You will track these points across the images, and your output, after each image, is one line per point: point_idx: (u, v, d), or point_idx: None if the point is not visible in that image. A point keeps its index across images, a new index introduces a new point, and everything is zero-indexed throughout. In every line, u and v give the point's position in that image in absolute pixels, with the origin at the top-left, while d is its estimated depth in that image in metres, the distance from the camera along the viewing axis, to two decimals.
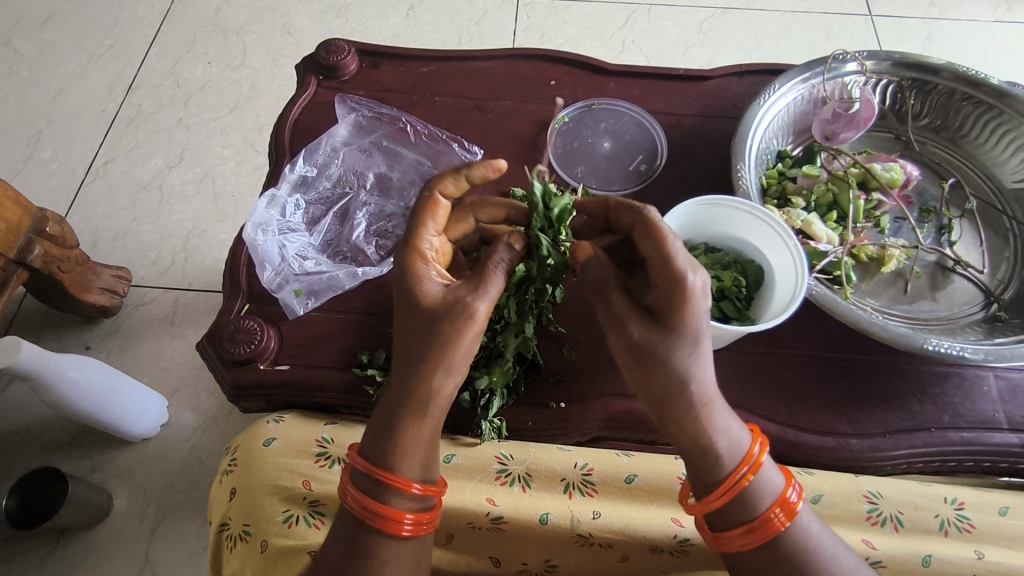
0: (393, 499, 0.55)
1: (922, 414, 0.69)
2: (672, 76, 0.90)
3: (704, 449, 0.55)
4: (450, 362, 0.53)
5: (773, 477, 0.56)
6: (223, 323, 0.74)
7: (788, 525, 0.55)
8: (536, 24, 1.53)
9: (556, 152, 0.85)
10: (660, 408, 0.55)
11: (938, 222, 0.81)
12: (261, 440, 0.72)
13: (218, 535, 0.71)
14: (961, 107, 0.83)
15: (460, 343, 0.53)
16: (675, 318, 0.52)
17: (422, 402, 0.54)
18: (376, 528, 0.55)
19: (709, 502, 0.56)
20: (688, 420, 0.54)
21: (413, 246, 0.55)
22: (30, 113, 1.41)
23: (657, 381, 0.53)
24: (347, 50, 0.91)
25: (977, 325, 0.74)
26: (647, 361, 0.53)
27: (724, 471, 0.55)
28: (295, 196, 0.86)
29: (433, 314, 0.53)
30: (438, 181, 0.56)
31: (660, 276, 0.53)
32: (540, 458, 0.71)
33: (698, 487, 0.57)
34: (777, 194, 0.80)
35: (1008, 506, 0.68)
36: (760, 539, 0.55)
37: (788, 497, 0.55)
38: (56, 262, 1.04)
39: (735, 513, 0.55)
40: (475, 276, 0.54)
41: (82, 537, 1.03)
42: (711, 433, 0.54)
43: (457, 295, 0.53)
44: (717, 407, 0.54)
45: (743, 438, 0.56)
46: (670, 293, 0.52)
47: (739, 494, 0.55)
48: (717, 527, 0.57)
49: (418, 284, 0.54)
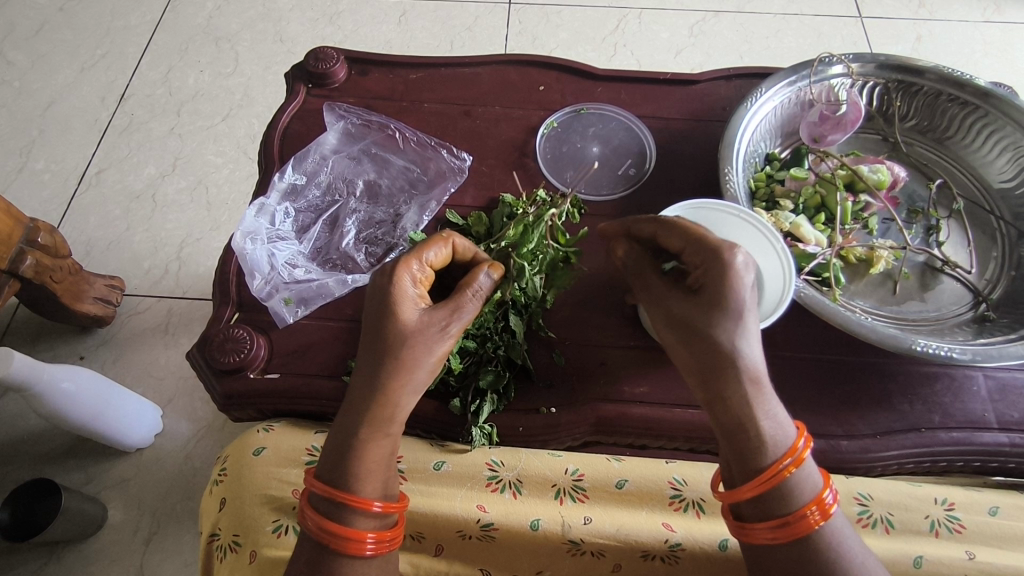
0: (352, 519, 0.54)
1: (912, 415, 0.69)
2: (660, 80, 0.90)
3: (750, 431, 0.53)
4: (414, 379, 0.57)
5: (813, 475, 0.54)
6: (214, 332, 0.74)
7: (822, 526, 0.53)
8: (528, 29, 1.53)
9: (546, 157, 0.86)
10: (707, 386, 0.55)
11: (926, 222, 0.81)
12: (251, 449, 0.72)
13: (208, 545, 0.70)
14: (946, 108, 0.83)
15: (428, 363, 0.57)
16: (720, 293, 0.54)
17: (382, 421, 0.56)
18: (336, 549, 0.54)
19: (749, 487, 0.53)
20: (738, 397, 0.53)
21: (407, 260, 0.58)
22: (22, 123, 1.41)
23: (704, 356, 0.54)
24: (336, 58, 0.91)
25: (966, 325, 0.75)
26: (695, 337, 0.55)
27: (767, 458, 0.53)
28: (284, 204, 0.86)
29: (407, 330, 0.56)
30: (455, 233, 0.63)
31: (701, 259, 0.56)
32: (530, 464, 0.71)
33: (736, 474, 0.55)
34: (766, 197, 0.80)
35: (998, 506, 0.68)
36: (798, 532, 0.53)
37: (825, 499, 0.53)
38: (48, 272, 1.04)
39: (777, 502, 0.53)
40: (451, 302, 0.58)
41: (76, 548, 1.03)
42: (762, 413, 0.53)
43: (435, 316, 0.57)
44: (767, 386, 0.54)
45: (788, 429, 0.54)
46: (713, 269, 0.55)
47: (782, 483, 0.53)
48: (749, 517, 0.55)
49: (398, 301, 0.57)
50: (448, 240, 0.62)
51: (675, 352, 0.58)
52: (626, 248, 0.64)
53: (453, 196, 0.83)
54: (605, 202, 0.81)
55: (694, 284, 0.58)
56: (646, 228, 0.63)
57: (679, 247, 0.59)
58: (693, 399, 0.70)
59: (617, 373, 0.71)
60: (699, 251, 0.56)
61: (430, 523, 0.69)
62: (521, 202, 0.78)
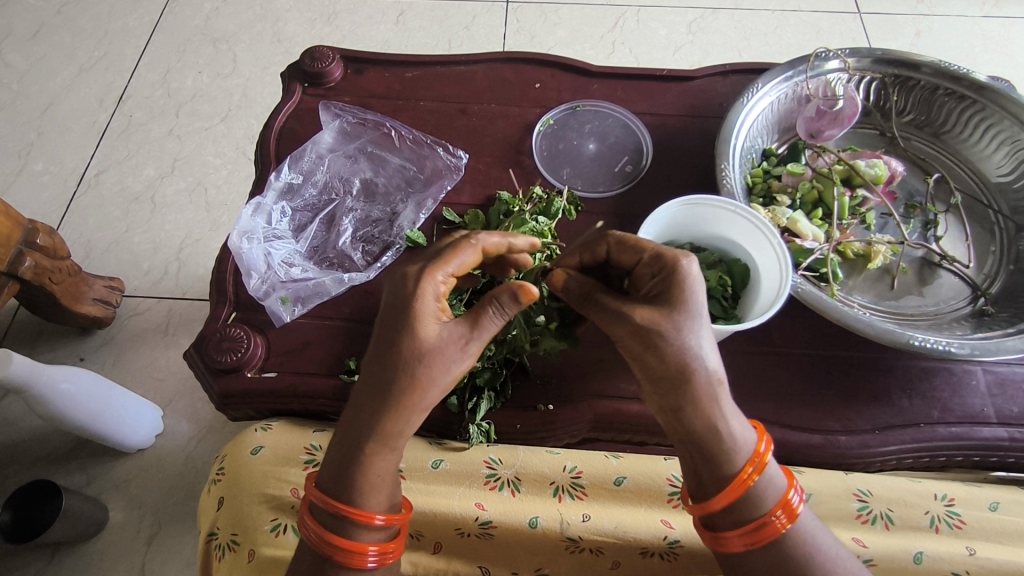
0: (355, 532, 0.54)
1: (911, 410, 0.69)
2: (656, 77, 0.90)
3: (718, 441, 0.53)
4: (426, 399, 0.54)
5: (777, 477, 0.54)
6: (210, 332, 0.74)
7: (789, 529, 0.53)
8: (525, 28, 1.53)
9: (542, 155, 0.85)
10: (669, 400, 0.53)
11: (924, 217, 0.81)
12: (249, 449, 0.72)
13: (207, 544, 0.70)
14: (943, 101, 0.83)
15: (443, 382, 0.54)
16: (675, 296, 0.52)
17: (388, 437, 0.54)
18: (340, 562, 0.54)
19: (721, 496, 0.53)
20: (701, 406, 0.52)
21: (433, 273, 0.55)
22: (20, 126, 1.42)
23: (664, 367, 0.52)
24: (332, 57, 0.91)
25: (965, 320, 0.74)
26: (654, 345, 0.51)
27: (733, 466, 0.53)
28: (280, 203, 0.86)
29: (426, 347, 0.53)
30: (485, 234, 0.60)
31: (659, 267, 0.55)
32: (528, 461, 0.70)
33: (706, 487, 0.54)
34: (762, 193, 0.80)
35: (998, 501, 0.68)
36: (766, 536, 0.53)
37: (790, 500, 0.53)
38: (46, 274, 1.04)
39: (746, 508, 0.53)
40: (474, 317, 0.55)
41: (77, 549, 1.03)
42: (725, 418, 0.52)
43: (457, 334, 0.54)
44: (728, 392, 0.53)
45: (750, 434, 0.54)
46: (667, 277, 0.54)
47: (747, 491, 0.53)
48: (723, 527, 0.54)
49: (420, 318, 0.53)
50: (477, 245, 0.58)
51: (635, 365, 0.54)
52: (568, 272, 0.59)
53: (450, 194, 0.83)
54: (602, 200, 0.81)
55: (648, 293, 0.55)
56: (601, 246, 0.61)
57: (633, 261, 0.59)
58: None
59: (615, 369, 0.71)
60: (656, 260, 0.55)
61: (428, 523, 0.68)
62: (517, 200, 0.78)
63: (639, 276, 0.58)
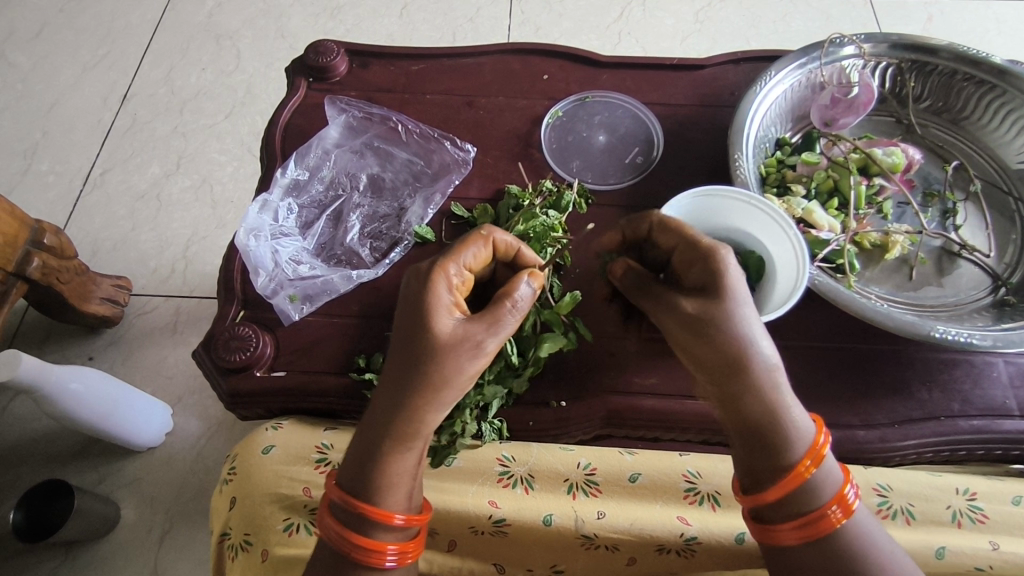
0: (374, 531, 0.54)
1: (931, 403, 0.68)
2: (666, 66, 0.88)
3: (773, 430, 0.52)
4: (440, 396, 0.53)
5: (833, 471, 0.53)
6: (219, 331, 0.73)
7: (845, 523, 0.52)
8: (530, 19, 1.51)
9: (551, 147, 0.84)
10: (724, 387, 0.53)
11: (942, 206, 0.79)
12: (259, 448, 0.71)
13: (220, 545, 0.70)
14: (962, 87, 0.81)
15: (458, 380, 0.53)
16: (718, 284, 0.53)
17: (405, 436, 0.53)
18: (358, 560, 0.54)
19: (769, 491, 0.52)
20: (758, 391, 0.52)
21: (444, 266, 0.54)
22: (25, 126, 1.41)
23: (718, 353, 0.52)
24: (336, 51, 0.89)
25: (986, 310, 0.73)
26: (708, 335, 0.53)
27: (790, 457, 0.52)
28: (287, 200, 0.85)
29: (441, 342, 0.52)
30: (496, 229, 0.60)
31: (698, 257, 0.56)
32: (542, 458, 0.70)
33: (758, 478, 0.53)
34: (777, 183, 0.78)
35: (1021, 495, 0.67)
36: (819, 532, 0.52)
37: (847, 495, 0.52)
38: (54, 273, 1.04)
39: (800, 501, 0.52)
40: (488, 313, 0.54)
41: (90, 549, 1.03)
42: (782, 407, 0.52)
43: (472, 330, 0.53)
44: (783, 380, 0.53)
45: (808, 425, 0.53)
46: (706, 265, 0.54)
47: (804, 484, 0.52)
48: (773, 519, 0.53)
49: (433, 312, 0.53)
50: (487, 238, 0.58)
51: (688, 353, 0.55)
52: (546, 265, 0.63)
53: (458, 188, 0.82)
54: (613, 192, 0.80)
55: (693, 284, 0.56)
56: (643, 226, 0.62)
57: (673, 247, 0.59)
58: None
59: (628, 365, 0.70)
60: (694, 249, 0.56)
61: (441, 520, 0.67)
62: (527, 193, 0.77)
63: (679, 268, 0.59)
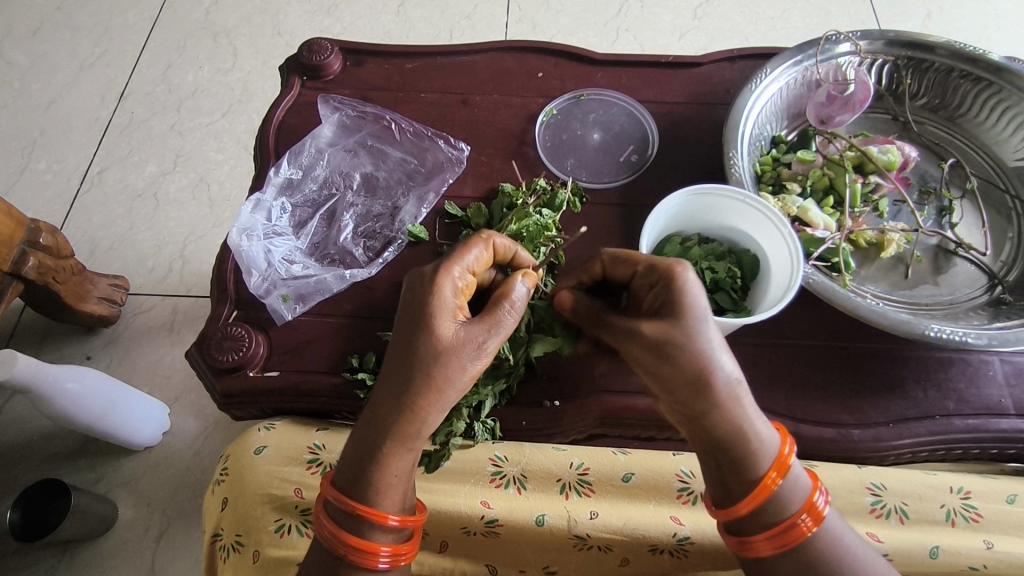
0: (368, 532, 0.54)
1: (926, 402, 0.67)
2: (662, 63, 0.88)
3: (742, 445, 0.51)
4: (440, 397, 0.53)
5: (802, 478, 0.53)
6: (212, 331, 0.73)
7: (814, 532, 0.52)
8: (528, 16, 1.51)
9: (546, 145, 0.84)
10: (688, 406, 0.51)
11: (938, 203, 0.79)
12: (252, 448, 0.71)
13: (212, 545, 0.70)
14: (958, 84, 0.81)
15: (459, 381, 0.53)
16: (676, 305, 0.51)
17: (407, 437, 0.53)
18: (353, 562, 0.54)
19: (741, 505, 0.52)
20: (723, 409, 0.50)
21: (451, 267, 0.54)
22: (22, 125, 1.41)
23: (681, 374, 0.50)
24: (331, 49, 0.89)
25: (982, 308, 0.72)
26: (668, 357, 0.50)
27: (757, 470, 0.52)
28: (280, 199, 0.85)
29: (444, 344, 0.51)
30: (496, 232, 0.59)
31: (655, 278, 0.54)
32: (535, 458, 0.69)
33: (730, 492, 0.53)
34: (772, 181, 0.78)
35: (1016, 494, 0.66)
36: (791, 540, 0.52)
37: (815, 502, 0.52)
38: (50, 273, 1.04)
39: (770, 513, 0.52)
40: (488, 315, 0.53)
41: (86, 548, 1.03)
42: (747, 422, 0.51)
43: (474, 331, 0.52)
44: (748, 394, 0.51)
45: (773, 437, 0.53)
46: (664, 288, 0.52)
47: (772, 496, 0.52)
48: (747, 531, 0.53)
49: (436, 316, 0.52)
50: (488, 242, 0.58)
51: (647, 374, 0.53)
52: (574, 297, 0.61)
53: (452, 186, 0.81)
54: (608, 190, 0.80)
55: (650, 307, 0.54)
56: (597, 264, 0.61)
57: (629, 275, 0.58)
58: None
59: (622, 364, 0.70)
60: (651, 271, 0.54)
61: (433, 520, 0.67)
62: (521, 192, 0.76)
63: (639, 288, 0.57)
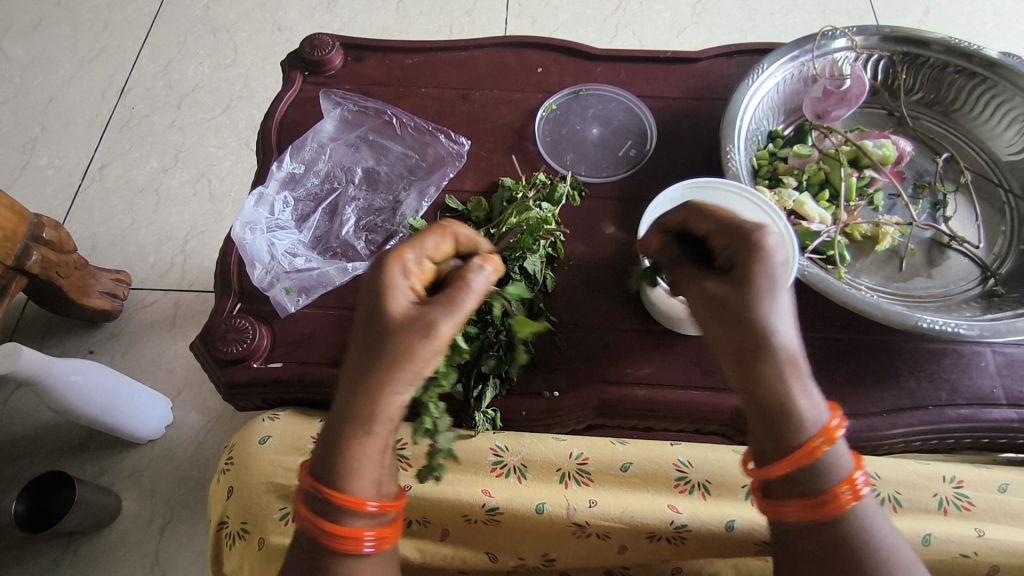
0: (346, 517, 0.52)
1: (920, 392, 0.69)
2: (659, 59, 0.88)
3: (790, 411, 0.50)
4: (398, 376, 0.50)
5: (846, 455, 0.51)
6: (216, 323, 0.74)
7: (854, 507, 0.50)
8: (527, 12, 1.51)
9: (545, 140, 0.85)
10: (739, 365, 0.50)
11: (933, 197, 0.80)
12: (256, 438, 0.72)
13: (217, 534, 0.71)
14: (953, 80, 0.82)
15: (414, 359, 0.50)
16: (750, 265, 0.50)
17: (369, 418, 0.51)
18: (333, 547, 0.52)
19: (775, 468, 0.50)
20: (777, 375, 0.49)
21: (401, 253, 0.54)
22: (23, 120, 1.42)
23: (736, 335, 0.50)
24: (331, 44, 0.90)
25: (974, 300, 0.74)
26: (723, 315, 0.51)
27: (801, 437, 0.50)
28: (283, 193, 0.86)
29: (392, 324, 0.50)
30: (458, 223, 0.58)
31: (728, 238, 0.53)
32: (535, 448, 0.71)
33: (767, 457, 0.52)
34: (768, 175, 0.79)
35: (1007, 483, 0.68)
36: (828, 514, 0.50)
37: (856, 479, 0.50)
38: (54, 267, 1.04)
39: (809, 482, 0.50)
40: (442, 295, 0.51)
41: (91, 539, 1.04)
42: (799, 390, 0.50)
43: (423, 310, 0.50)
44: (804, 364, 0.50)
45: (823, 408, 0.51)
46: (742, 246, 0.51)
47: (813, 464, 0.50)
48: (778, 498, 0.52)
49: (385, 298, 0.51)
50: (449, 232, 0.57)
51: (704, 332, 0.53)
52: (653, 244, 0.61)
53: (452, 181, 0.82)
54: (606, 185, 0.81)
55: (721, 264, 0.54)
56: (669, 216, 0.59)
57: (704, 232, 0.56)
58: (697, 381, 0.70)
59: (621, 356, 0.72)
60: (727, 228, 0.53)
61: (435, 509, 0.68)
62: (521, 186, 0.77)
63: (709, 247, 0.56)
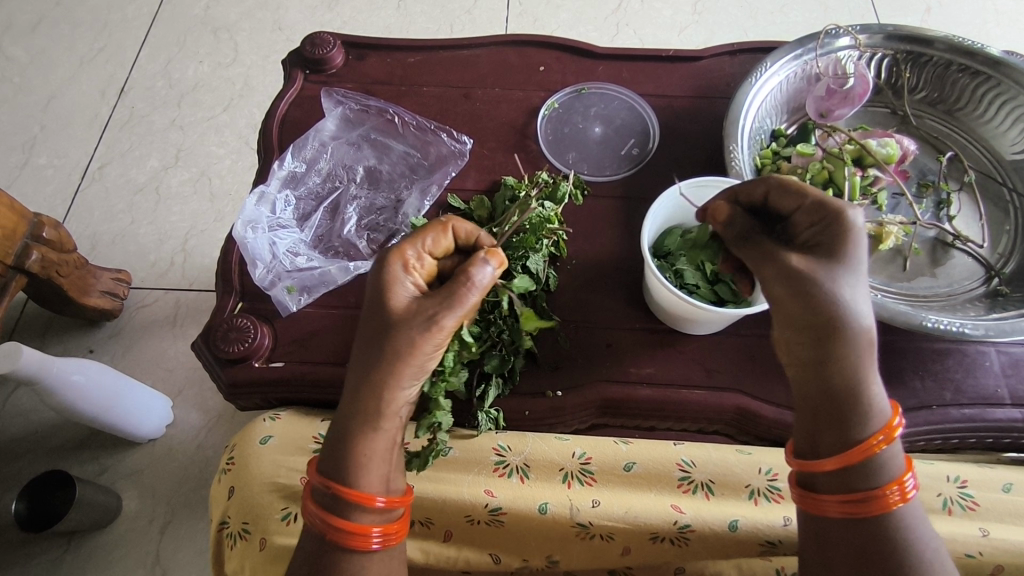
0: (354, 513, 0.54)
1: (924, 392, 0.68)
2: (662, 57, 0.88)
3: (852, 400, 0.52)
4: (402, 370, 0.54)
5: (899, 456, 0.53)
6: (217, 322, 0.73)
7: (901, 507, 0.51)
8: (528, 11, 1.51)
9: (548, 139, 0.84)
10: (813, 347, 0.53)
11: (937, 196, 0.79)
12: (257, 438, 0.72)
13: (218, 534, 0.70)
14: (957, 78, 0.81)
15: (417, 354, 0.54)
16: (839, 248, 0.52)
17: (376, 413, 0.54)
18: (341, 544, 0.54)
19: (829, 459, 0.52)
20: (850, 360, 0.51)
21: (402, 249, 0.56)
22: (23, 119, 1.41)
23: (815, 314, 0.52)
24: (333, 43, 0.89)
25: (979, 300, 0.73)
26: (807, 291, 0.51)
27: (862, 429, 0.52)
28: (284, 192, 0.86)
29: (394, 317, 0.54)
30: (456, 218, 0.60)
31: (819, 216, 0.54)
32: (537, 448, 0.70)
33: (822, 446, 0.53)
34: (771, 174, 0.78)
35: (1012, 483, 0.67)
36: (873, 511, 0.51)
37: (906, 481, 0.52)
38: (54, 266, 1.04)
39: (861, 476, 0.52)
40: (443, 291, 0.54)
41: (91, 539, 1.04)
42: (864, 381, 0.52)
43: (423, 306, 0.54)
44: (873, 357, 0.52)
45: (885, 405, 0.53)
46: (830, 228, 0.53)
47: (871, 458, 0.51)
48: (824, 488, 0.54)
49: (389, 293, 0.55)
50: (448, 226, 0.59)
51: (778, 308, 0.54)
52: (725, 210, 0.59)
53: (455, 180, 0.82)
54: (608, 184, 0.81)
55: (801, 241, 0.55)
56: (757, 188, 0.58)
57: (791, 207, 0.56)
58: (700, 381, 0.70)
59: (624, 355, 0.71)
60: (818, 208, 0.54)
61: (438, 508, 0.68)
62: (523, 185, 0.77)
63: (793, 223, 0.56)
